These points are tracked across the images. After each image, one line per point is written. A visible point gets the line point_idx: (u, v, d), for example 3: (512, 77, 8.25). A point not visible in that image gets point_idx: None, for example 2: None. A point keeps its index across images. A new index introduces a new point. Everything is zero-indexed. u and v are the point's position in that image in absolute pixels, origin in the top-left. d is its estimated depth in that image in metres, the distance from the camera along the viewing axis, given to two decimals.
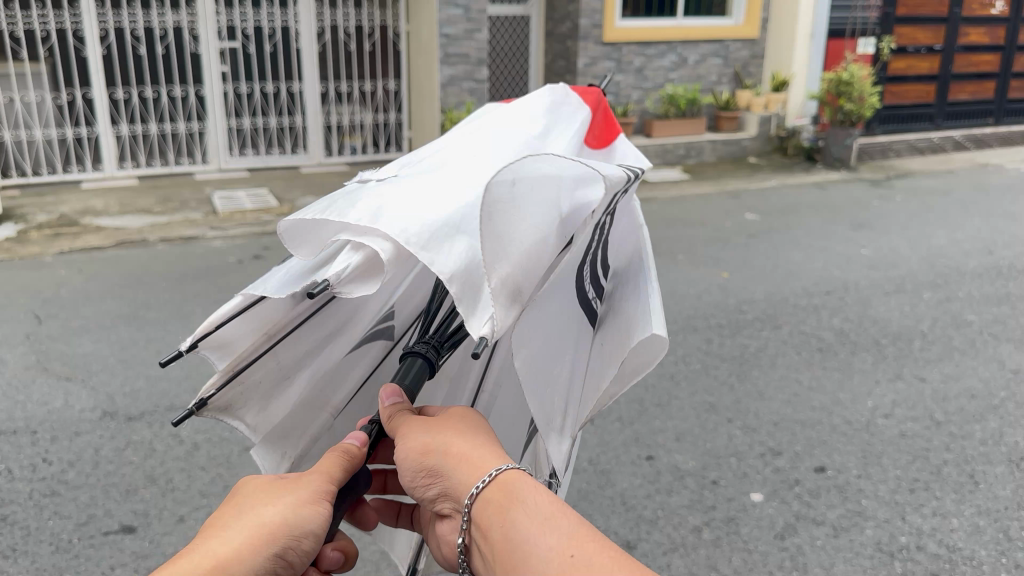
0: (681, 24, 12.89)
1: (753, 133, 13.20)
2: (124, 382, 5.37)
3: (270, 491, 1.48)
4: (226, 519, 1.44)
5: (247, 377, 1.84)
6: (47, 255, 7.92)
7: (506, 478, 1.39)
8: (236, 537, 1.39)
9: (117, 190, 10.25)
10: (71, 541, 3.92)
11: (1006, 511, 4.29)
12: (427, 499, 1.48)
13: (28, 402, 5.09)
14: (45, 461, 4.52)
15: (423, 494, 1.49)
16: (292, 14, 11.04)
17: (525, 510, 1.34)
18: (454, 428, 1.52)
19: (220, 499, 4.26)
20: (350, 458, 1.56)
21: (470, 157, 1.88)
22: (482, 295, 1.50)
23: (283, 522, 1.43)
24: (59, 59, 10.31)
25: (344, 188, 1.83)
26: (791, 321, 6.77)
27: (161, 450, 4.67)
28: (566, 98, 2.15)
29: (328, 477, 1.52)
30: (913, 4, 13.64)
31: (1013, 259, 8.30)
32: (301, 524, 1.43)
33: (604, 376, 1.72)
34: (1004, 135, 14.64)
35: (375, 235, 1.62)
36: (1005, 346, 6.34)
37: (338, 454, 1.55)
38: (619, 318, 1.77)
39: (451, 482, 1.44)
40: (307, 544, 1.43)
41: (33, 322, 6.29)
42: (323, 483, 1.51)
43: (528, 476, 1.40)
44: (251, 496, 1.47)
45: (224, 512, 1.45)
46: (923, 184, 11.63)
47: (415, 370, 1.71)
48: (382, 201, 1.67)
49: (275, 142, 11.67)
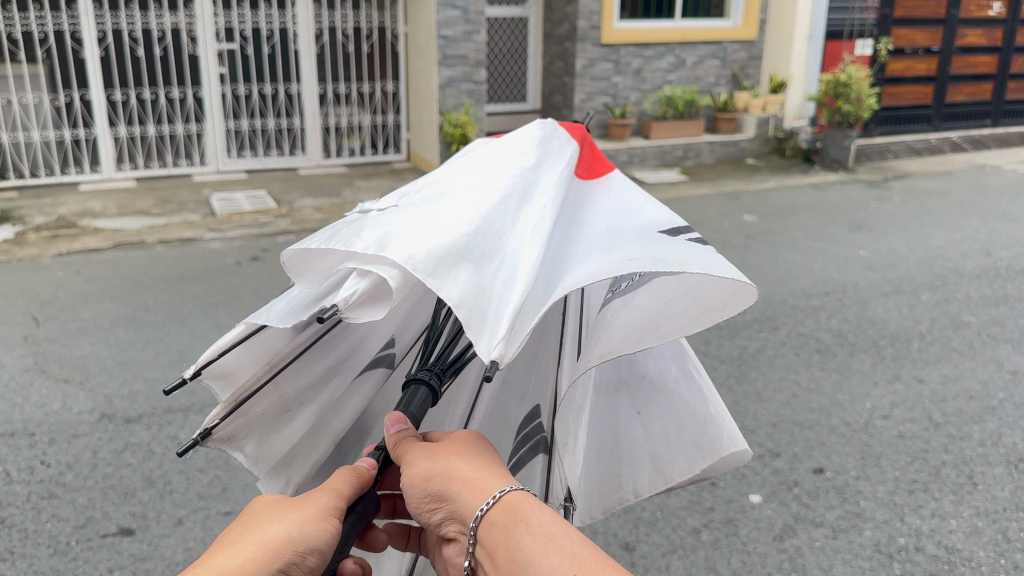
0: (680, 26, 12.89)
1: (751, 134, 13.22)
2: (123, 384, 5.37)
3: (277, 508, 1.49)
4: (232, 536, 1.44)
5: (252, 409, 1.87)
6: (45, 256, 7.91)
7: (510, 499, 1.40)
8: (240, 553, 1.40)
9: (115, 191, 10.25)
10: (69, 544, 3.91)
11: (1005, 512, 4.29)
12: (433, 524, 1.47)
13: (26, 404, 5.09)
14: (43, 463, 4.51)
15: (428, 518, 1.48)
16: (291, 15, 11.05)
17: (531, 532, 1.36)
18: (457, 451, 1.51)
19: (219, 501, 4.25)
20: (360, 477, 1.57)
21: (468, 190, 1.89)
22: (487, 321, 1.54)
23: (288, 538, 1.42)
24: (57, 60, 10.30)
25: (345, 219, 1.87)
26: (790, 322, 6.77)
27: (159, 452, 4.66)
28: (555, 133, 2.09)
29: (336, 494, 1.51)
30: (910, 6, 13.67)
31: (1011, 260, 8.31)
32: (306, 540, 1.43)
33: (660, 455, 2.01)
34: (1002, 136, 14.66)
35: (383, 262, 1.66)
36: (1003, 347, 6.35)
37: (346, 474, 1.56)
38: (669, 405, 2.01)
39: (457, 504, 1.44)
40: (312, 560, 1.42)
41: (31, 324, 6.28)
42: (331, 500, 1.50)
43: (531, 497, 1.42)
44: (258, 514, 1.48)
45: (231, 530, 1.46)
46: (921, 185, 11.64)
47: (419, 397, 1.71)
48: (386, 232, 1.71)
49: (273, 143, 11.66)
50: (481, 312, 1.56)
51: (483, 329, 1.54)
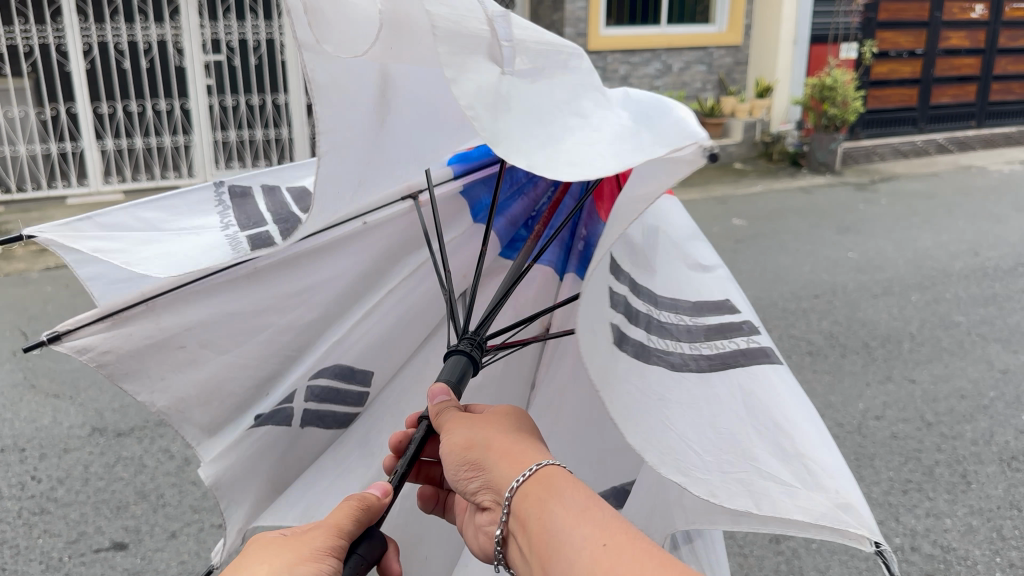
0: (666, 32, 12.95)
1: (738, 138, 13.28)
2: (114, 398, 5.32)
3: (273, 547, 1.42)
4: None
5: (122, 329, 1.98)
6: (33, 271, 7.86)
7: (545, 472, 1.38)
8: None
9: (102, 204, 10.19)
10: (61, 559, 3.88)
11: (998, 510, 4.31)
12: (468, 492, 1.46)
13: (16, 419, 5.04)
14: (34, 478, 4.47)
15: (464, 488, 1.46)
16: (278, 26, 11.05)
17: (564, 502, 1.32)
18: (494, 425, 1.51)
19: (213, 513, 4.22)
20: (365, 508, 1.49)
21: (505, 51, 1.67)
22: (667, 142, 1.51)
23: None
24: (42, 73, 10.26)
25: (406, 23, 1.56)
26: (780, 324, 6.79)
27: (151, 465, 4.62)
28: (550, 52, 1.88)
29: (336, 531, 1.44)
30: (893, 9, 13.79)
31: (998, 260, 8.37)
32: None
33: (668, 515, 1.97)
34: (987, 137, 14.77)
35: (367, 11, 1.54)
36: (994, 346, 6.39)
37: (350, 507, 1.48)
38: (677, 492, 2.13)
39: (493, 474, 1.43)
40: None
41: (20, 338, 6.23)
42: (329, 539, 1.42)
43: (567, 473, 1.39)
44: (255, 552, 1.41)
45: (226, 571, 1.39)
46: (908, 187, 11.71)
47: (458, 368, 1.68)
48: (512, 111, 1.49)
49: (261, 154, 11.64)
50: (658, 142, 1.49)
51: (670, 143, 1.49)
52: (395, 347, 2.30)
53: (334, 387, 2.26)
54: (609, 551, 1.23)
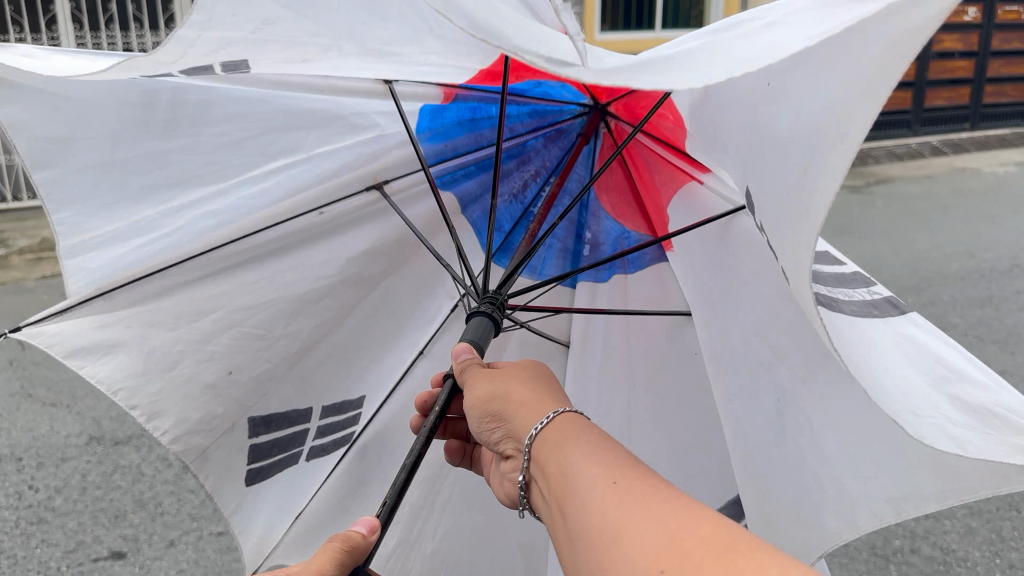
0: (660, 36, 12.99)
1: None
2: (111, 407, 5.30)
3: None
4: None
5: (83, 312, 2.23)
6: (29, 280, 7.83)
7: (562, 418, 1.46)
8: None
9: None
10: (59, 570, 3.89)
11: (998, 511, 4.31)
12: (494, 443, 1.59)
13: (13, 428, 5.03)
14: (31, 488, 4.45)
15: (492, 438, 1.60)
16: None
17: (579, 446, 1.38)
18: (519, 378, 1.63)
19: (211, 521, 4.21)
20: (349, 546, 1.46)
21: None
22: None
23: None
24: None
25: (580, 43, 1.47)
26: None
27: (149, 475, 4.60)
28: None
29: (318, 570, 1.39)
30: None
31: (994, 262, 8.39)
32: None
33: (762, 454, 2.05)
34: (981, 140, 14.83)
35: None
36: (992, 346, 6.42)
37: (331, 550, 1.44)
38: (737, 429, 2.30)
39: (515, 424, 1.54)
40: None
41: (16, 347, 6.20)
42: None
43: (584, 419, 1.46)
44: None
45: None
46: (903, 189, 11.74)
47: (481, 329, 1.92)
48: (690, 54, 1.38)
49: None
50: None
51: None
52: (383, 343, 2.66)
53: (337, 417, 2.56)
54: (618, 489, 1.26)
